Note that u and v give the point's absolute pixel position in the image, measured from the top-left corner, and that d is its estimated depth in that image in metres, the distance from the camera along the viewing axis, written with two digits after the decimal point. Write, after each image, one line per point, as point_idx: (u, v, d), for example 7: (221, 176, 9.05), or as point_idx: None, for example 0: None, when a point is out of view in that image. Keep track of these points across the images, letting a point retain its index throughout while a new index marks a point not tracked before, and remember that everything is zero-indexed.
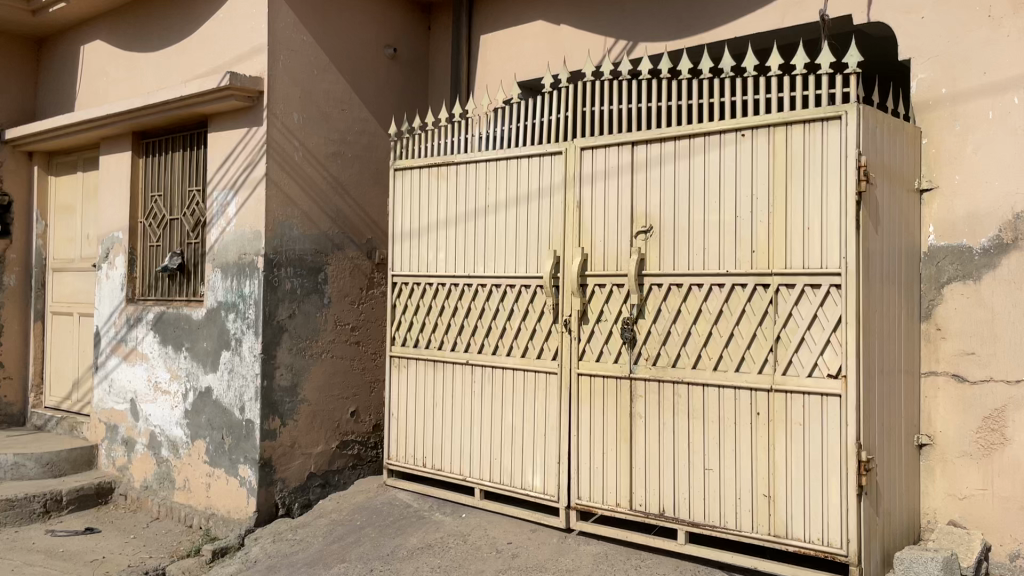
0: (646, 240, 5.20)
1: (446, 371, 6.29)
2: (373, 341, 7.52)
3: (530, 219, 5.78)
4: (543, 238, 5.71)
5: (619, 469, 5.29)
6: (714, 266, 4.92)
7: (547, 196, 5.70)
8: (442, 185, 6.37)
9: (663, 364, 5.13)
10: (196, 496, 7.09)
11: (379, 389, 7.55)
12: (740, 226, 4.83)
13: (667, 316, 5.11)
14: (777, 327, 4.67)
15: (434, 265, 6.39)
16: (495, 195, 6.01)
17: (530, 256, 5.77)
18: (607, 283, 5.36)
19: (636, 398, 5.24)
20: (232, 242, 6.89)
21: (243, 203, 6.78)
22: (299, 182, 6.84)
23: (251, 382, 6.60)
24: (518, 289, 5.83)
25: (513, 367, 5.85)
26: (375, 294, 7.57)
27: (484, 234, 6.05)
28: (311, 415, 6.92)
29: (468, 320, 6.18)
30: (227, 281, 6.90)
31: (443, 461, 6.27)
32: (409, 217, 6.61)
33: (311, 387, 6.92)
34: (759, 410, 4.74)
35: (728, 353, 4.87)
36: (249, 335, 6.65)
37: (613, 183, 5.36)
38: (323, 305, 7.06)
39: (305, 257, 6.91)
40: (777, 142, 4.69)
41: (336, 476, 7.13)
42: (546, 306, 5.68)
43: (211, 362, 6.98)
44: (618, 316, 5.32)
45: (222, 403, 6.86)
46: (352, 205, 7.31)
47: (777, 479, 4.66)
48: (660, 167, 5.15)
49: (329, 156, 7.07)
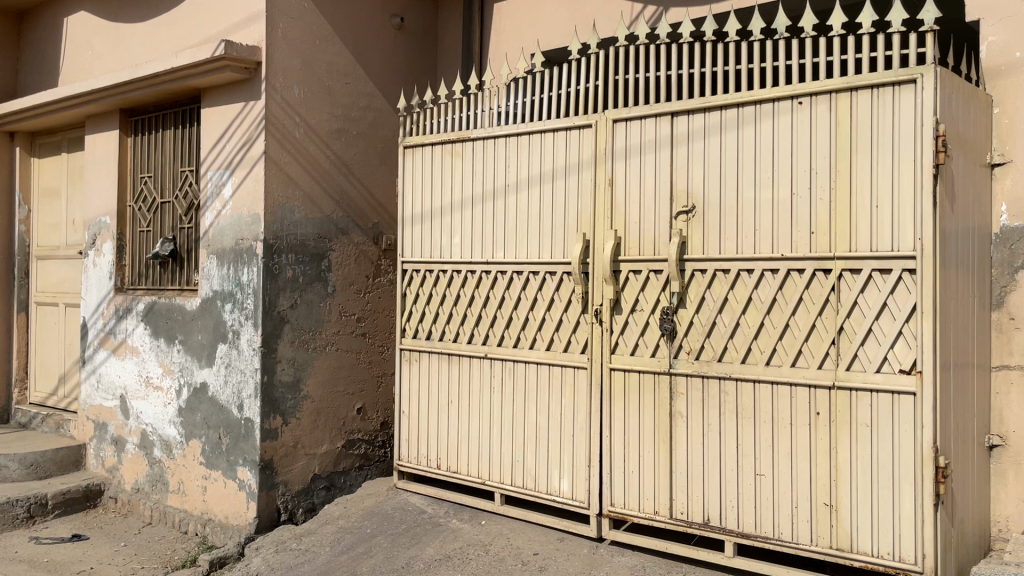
0: (688, 222, 4.70)
1: (462, 366, 5.79)
2: (380, 333, 7.00)
3: (555, 200, 5.27)
4: (570, 220, 5.20)
5: (658, 473, 4.81)
6: (767, 249, 4.42)
7: (575, 174, 5.19)
8: (456, 163, 5.85)
9: (707, 358, 4.64)
10: (192, 500, 6.61)
11: (386, 383, 7.05)
12: (796, 205, 4.33)
13: (712, 306, 4.62)
14: (839, 318, 4.19)
15: (448, 250, 5.88)
16: (516, 174, 5.49)
17: (556, 240, 5.27)
18: (643, 269, 4.86)
19: (677, 396, 4.75)
20: (228, 227, 6.37)
21: (240, 184, 6.26)
22: (301, 162, 6.32)
23: (250, 378, 6.10)
24: (543, 276, 5.33)
25: (537, 361, 5.36)
26: (382, 281, 7.04)
27: (504, 216, 5.55)
28: (314, 412, 6.42)
29: (486, 310, 5.67)
30: (223, 268, 6.39)
31: (460, 462, 5.78)
32: (420, 199, 6.09)
33: (314, 383, 6.42)
34: (818, 410, 4.26)
35: (783, 346, 4.39)
36: (248, 327, 6.14)
37: (650, 159, 4.85)
38: (327, 294, 6.55)
39: (308, 243, 6.40)
40: (840, 110, 4.19)
41: (342, 478, 6.64)
42: (574, 295, 5.18)
43: (207, 355, 6.48)
44: (656, 305, 4.83)
45: (219, 400, 6.36)
46: (357, 187, 6.79)
47: (840, 487, 4.19)
48: (704, 140, 4.64)
49: (332, 133, 6.54)
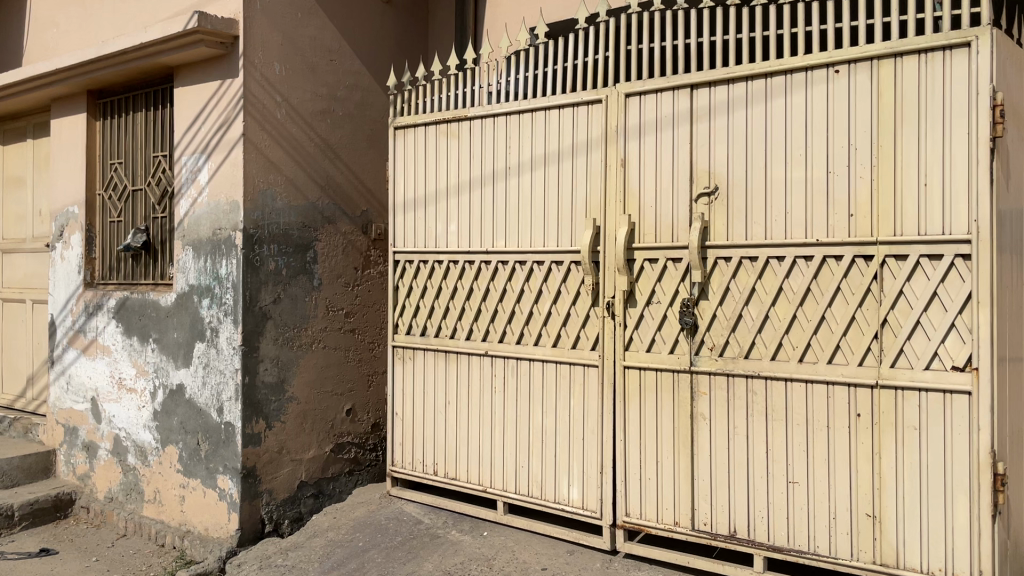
0: (710, 205, 4.28)
1: (460, 363, 5.36)
2: (371, 329, 6.54)
3: (562, 183, 4.84)
4: (578, 205, 4.77)
5: (678, 480, 4.39)
6: (800, 234, 4.00)
7: (584, 155, 4.75)
8: (451, 144, 5.39)
9: (732, 354, 4.23)
10: (169, 511, 6.15)
11: (377, 382, 6.60)
12: (833, 185, 3.91)
13: (737, 297, 4.20)
14: (883, 309, 3.78)
15: (444, 239, 5.43)
16: (518, 156, 5.05)
17: (562, 227, 4.83)
18: (660, 257, 4.43)
19: (699, 396, 4.34)
20: (204, 216, 5.89)
21: (217, 169, 5.78)
22: (283, 145, 5.85)
23: (230, 379, 5.65)
24: (549, 266, 4.89)
25: (542, 359, 4.93)
26: (372, 274, 6.57)
27: (505, 202, 5.10)
28: (300, 415, 5.97)
29: (486, 304, 5.23)
30: (199, 261, 5.91)
31: (459, 469, 5.35)
32: (413, 183, 5.63)
33: (300, 384, 5.96)
34: (859, 411, 3.86)
35: (818, 341, 3.97)
36: (227, 325, 5.68)
37: (667, 136, 4.42)
38: (313, 287, 6.09)
39: (291, 232, 5.93)
40: (883, 78, 3.78)
41: (331, 485, 6.19)
42: (583, 286, 4.75)
43: (183, 355, 6.01)
44: (675, 297, 4.40)
45: (197, 403, 5.90)
46: (344, 172, 6.32)
47: (884, 495, 3.79)
48: (728, 115, 4.21)
49: (316, 114, 6.07)
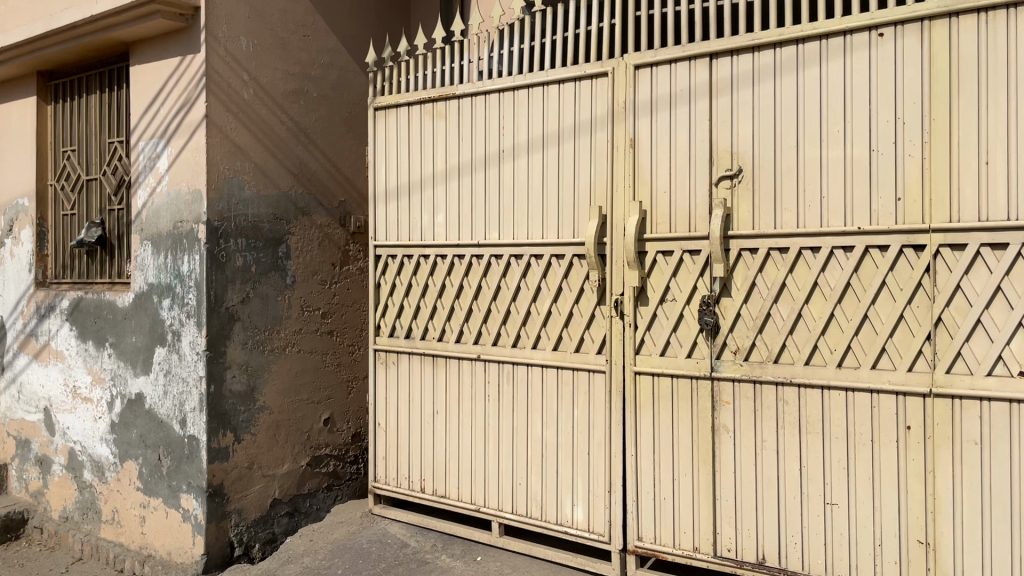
0: (733, 189, 3.79)
1: (450, 369, 4.83)
2: (351, 331, 5.98)
3: (563, 167, 4.32)
4: (581, 191, 4.25)
5: (698, 501, 3.90)
6: (839, 221, 3.52)
7: (587, 135, 4.24)
8: (438, 126, 4.86)
9: (760, 358, 3.73)
10: (128, 533, 5.60)
11: (358, 388, 6.05)
12: (878, 164, 3.43)
13: (765, 294, 3.71)
14: (937, 307, 3.30)
15: (430, 231, 4.90)
16: (513, 137, 4.53)
17: (563, 216, 4.32)
18: (676, 249, 3.93)
19: (721, 406, 3.84)
20: (163, 207, 5.32)
21: (177, 155, 5.22)
22: (252, 128, 5.29)
23: (194, 388, 5.10)
24: (548, 260, 4.38)
25: (542, 364, 4.41)
26: (352, 270, 6.01)
27: (498, 189, 4.58)
28: (273, 426, 5.42)
29: (478, 302, 4.71)
30: (159, 257, 5.34)
31: (449, 485, 4.83)
32: (395, 170, 5.09)
33: (272, 392, 5.41)
34: (909, 424, 3.38)
35: (860, 343, 3.49)
36: (190, 328, 5.13)
37: (683, 112, 3.91)
38: (286, 286, 5.53)
39: (260, 224, 5.37)
40: (936, 42, 3.30)
41: (308, 502, 5.63)
42: (588, 283, 4.24)
43: (143, 361, 5.45)
44: (693, 294, 3.90)
45: (158, 415, 5.34)
46: (320, 159, 5.76)
47: (939, 520, 3.31)
48: (753, 87, 3.72)
49: (289, 95, 5.52)
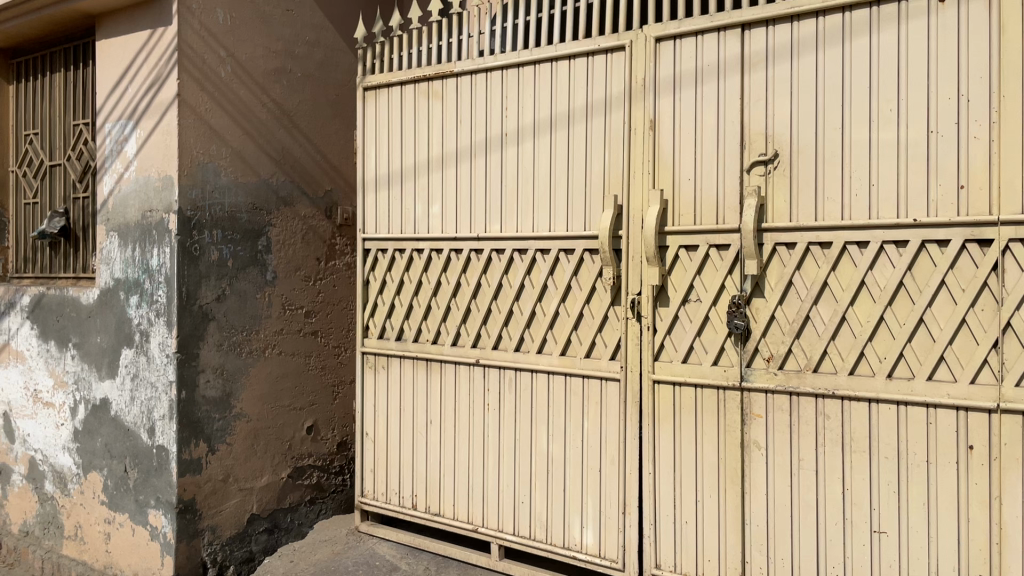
0: (767, 176, 3.37)
1: (446, 374, 4.40)
2: (337, 332, 5.51)
3: (573, 151, 3.89)
4: (594, 179, 3.82)
5: (725, 527, 3.48)
6: (891, 213, 3.11)
7: (601, 116, 3.81)
8: (433, 108, 4.42)
9: (797, 367, 3.32)
10: (92, 550, 5.14)
11: (344, 394, 5.58)
12: (937, 148, 3.02)
13: (802, 295, 3.30)
14: (1006, 311, 2.89)
15: (424, 223, 4.47)
16: (517, 120, 4.09)
17: (574, 206, 3.89)
18: (701, 244, 3.50)
19: (751, 419, 3.43)
20: (131, 195, 4.85)
21: (146, 138, 4.75)
22: (228, 109, 4.83)
23: (164, 394, 4.65)
24: (556, 256, 3.94)
25: (548, 371, 3.98)
26: (338, 266, 5.53)
27: (500, 176, 4.14)
28: (251, 435, 4.96)
29: (477, 302, 4.27)
30: (126, 250, 4.88)
31: (443, 503, 4.40)
32: (386, 157, 4.64)
33: (250, 398, 4.96)
34: (972, 443, 2.97)
35: (914, 351, 3.07)
36: (159, 328, 4.68)
37: (711, 89, 3.49)
38: (266, 282, 5.07)
39: (238, 215, 4.91)
40: (1007, 7, 2.89)
41: (289, 518, 5.18)
42: (600, 281, 3.80)
43: (108, 364, 4.98)
44: (720, 295, 3.48)
45: (124, 423, 4.88)
46: (304, 145, 5.30)
47: (1006, 553, 2.91)
48: (792, 62, 3.31)
49: (270, 74, 5.06)
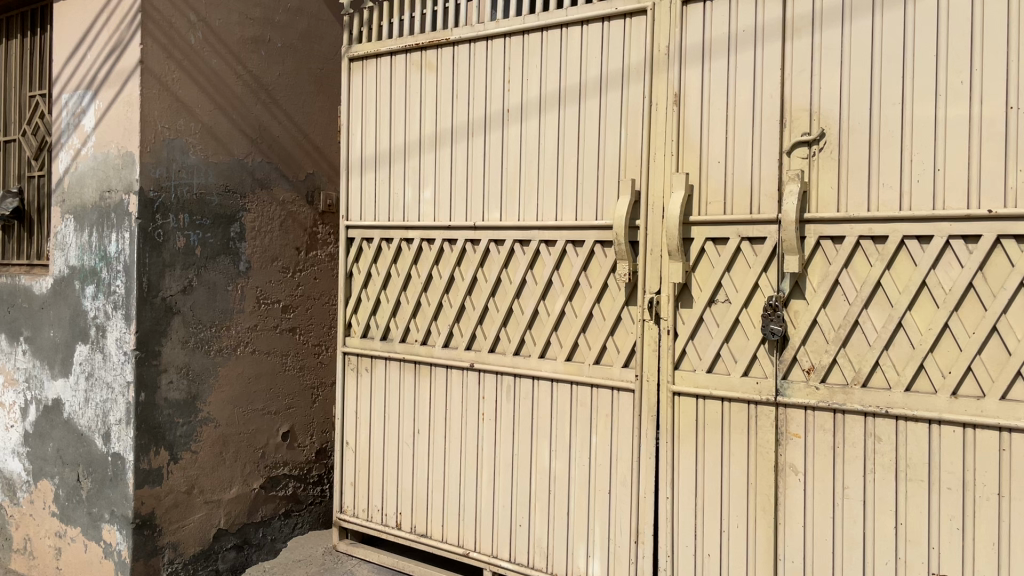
0: (811, 158, 2.92)
1: (436, 379, 3.93)
2: (317, 329, 5.00)
3: (585, 129, 3.42)
4: (609, 160, 3.36)
5: (755, 563, 3.03)
6: (959, 203, 2.66)
7: (617, 89, 3.34)
8: (427, 80, 3.94)
9: (843, 380, 2.87)
10: (42, 566, 4.65)
11: (325, 396, 5.07)
12: (1018, 127, 2.57)
13: (851, 297, 2.85)
14: None
15: (415, 209, 4.00)
16: (521, 93, 3.62)
17: (585, 192, 3.42)
18: (732, 237, 3.05)
19: (787, 439, 2.98)
20: (89, 173, 4.37)
21: (105, 110, 4.27)
22: (199, 80, 4.34)
23: (121, 396, 4.18)
24: (563, 248, 3.48)
25: (553, 378, 3.51)
26: (319, 256, 5.02)
27: (502, 156, 3.67)
28: (219, 442, 4.48)
29: (472, 299, 3.80)
30: (82, 234, 4.39)
31: (432, 523, 3.93)
32: (374, 135, 4.17)
33: (218, 401, 4.47)
34: None
35: (985, 365, 2.63)
36: (116, 322, 4.20)
37: (748, 58, 3.03)
38: (238, 273, 4.56)
39: (208, 197, 4.42)
40: None
41: (260, 533, 4.70)
42: (614, 278, 3.34)
43: (62, 361, 4.49)
44: (753, 297, 3.03)
45: (78, 426, 4.40)
46: (283, 123, 4.79)
47: None
48: (843, 26, 2.86)
49: (246, 43, 4.56)
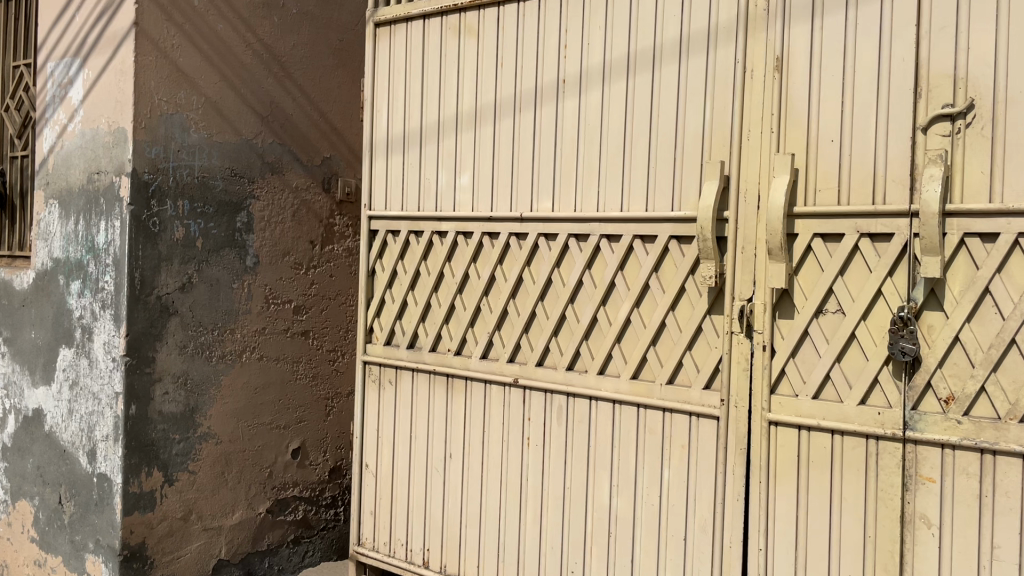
0: (955, 136, 2.35)
1: (472, 396, 3.38)
2: (333, 333, 4.42)
3: (661, 102, 2.85)
4: (690, 140, 2.79)
5: None
6: None
7: (702, 54, 2.77)
8: (466, 47, 3.38)
9: (994, 413, 2.30)
10: None
11: (341, 408, 4.50)
12: None
13: (1005, 311, 2.27)
14: None
15: (450, 197, 3.44)
16: (581, 60, 3.05)
17: (659, 177, 2.85)
18: (849, 233, 2.49)
19: (917, 484, 2.41)
20: (76, 153, 3.83)
21: (95, 80, 3.73)
22: (202, 47, 3.79)
23: (108, 408, 3.65)
24: (630, 244, 2.92)
25: (617, 399, 2.94)
26: (336, 252, 4.43)
27: (556, 134, 3.11)
28: (220, 461, 3.93)
29: (517, 303, 3.24)
30: (68, 223, 3.85)
31: (465, 563, 3.38)
32: (402, 111, 3.61)
33: (220, 415, 3.92)
34: None
35: None
36: (105, 324, 3.66)
37: (872, 11, 2.48)
38: (245, 269, 4.00)
39: (211, 182, 3.86)
40: None
41: (266, 563, 4.15)
42: (694, 281, 2.77)
43: (43, 366, 3.96)
44: (874, 307, 2.47)
45: (61, 441, 3.87)
46: (298, 100, 4.20)
47: None
48: None
49: (257, 7, 4.01)
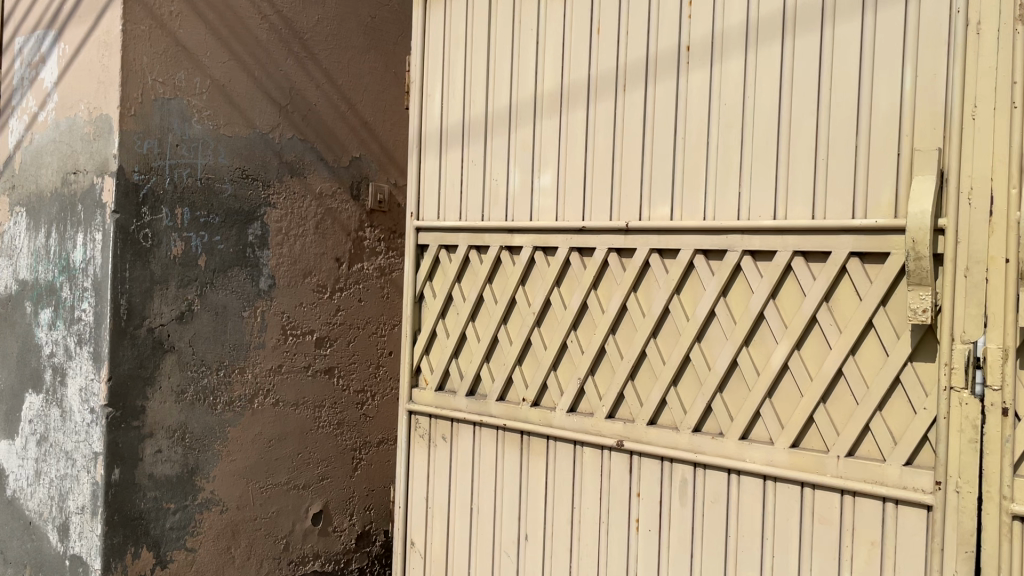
0: None
1: (557, 460, 2.60)
2: (362, 369, 3.62)
3: (836, 72, 2.10)
4: (881, 121, 2.03)
5: None
6: None
7: (899, 5, 2.02)
8: (551, 11, 2.63)
9: None
10: None
11: (370, 461, 3.69)
12: None
13: None
14: None
15: (526, 201, 2.67)
16: (716, 18, 2.29)
17: (834, 173, 2.10)
18: None
19: None
20: (49, 150, 3.07)
21: (72, 57, 2.97)
22: (205, 14, 3.03)
23: (84, 472, 2.87)
24: (788, 264, 2.16)
25: (773, 475, 2.16)
26: (367, 271, 3.63)
27: (676, 118, 2.36)
28: (226, 534, 3.13)
29: (620, 341, 2.48)
30: (37, 237, 3.08)
31: None
32: (463, 94, 2.85)
33: (227, 475, 3.13)
34: None
35: None
36: (82, 364, 2.89)
37: None
38: (259, 294, 3.21)
39: (217, 185, 3.09)
40: None
41: None
42: (890, 317, 2.01)
43: (6, 416, 3.18)
44: None
45: (26, 511, 3.09)
46: (322, 87, 3.43)
47: None
48: None
49: None
